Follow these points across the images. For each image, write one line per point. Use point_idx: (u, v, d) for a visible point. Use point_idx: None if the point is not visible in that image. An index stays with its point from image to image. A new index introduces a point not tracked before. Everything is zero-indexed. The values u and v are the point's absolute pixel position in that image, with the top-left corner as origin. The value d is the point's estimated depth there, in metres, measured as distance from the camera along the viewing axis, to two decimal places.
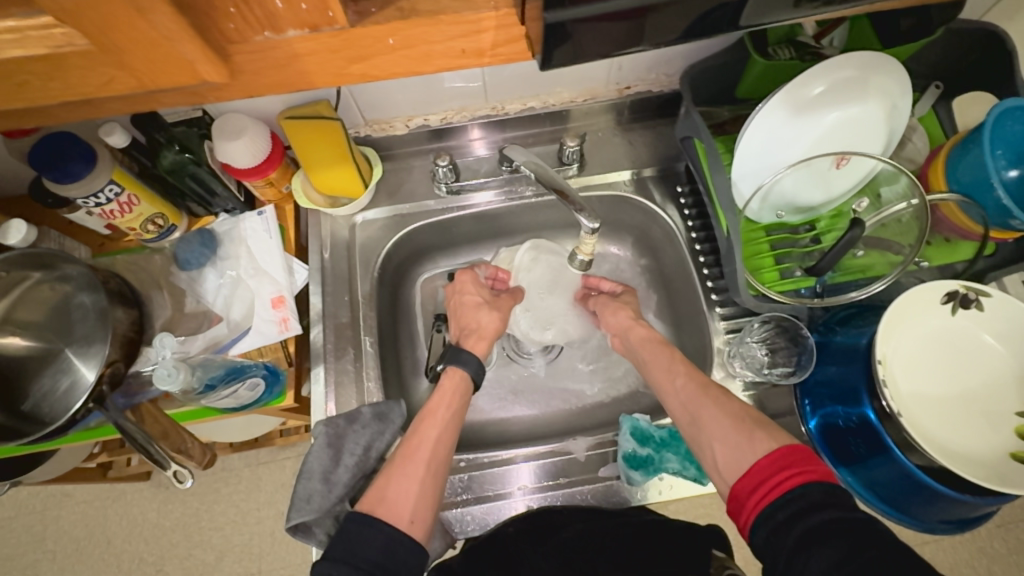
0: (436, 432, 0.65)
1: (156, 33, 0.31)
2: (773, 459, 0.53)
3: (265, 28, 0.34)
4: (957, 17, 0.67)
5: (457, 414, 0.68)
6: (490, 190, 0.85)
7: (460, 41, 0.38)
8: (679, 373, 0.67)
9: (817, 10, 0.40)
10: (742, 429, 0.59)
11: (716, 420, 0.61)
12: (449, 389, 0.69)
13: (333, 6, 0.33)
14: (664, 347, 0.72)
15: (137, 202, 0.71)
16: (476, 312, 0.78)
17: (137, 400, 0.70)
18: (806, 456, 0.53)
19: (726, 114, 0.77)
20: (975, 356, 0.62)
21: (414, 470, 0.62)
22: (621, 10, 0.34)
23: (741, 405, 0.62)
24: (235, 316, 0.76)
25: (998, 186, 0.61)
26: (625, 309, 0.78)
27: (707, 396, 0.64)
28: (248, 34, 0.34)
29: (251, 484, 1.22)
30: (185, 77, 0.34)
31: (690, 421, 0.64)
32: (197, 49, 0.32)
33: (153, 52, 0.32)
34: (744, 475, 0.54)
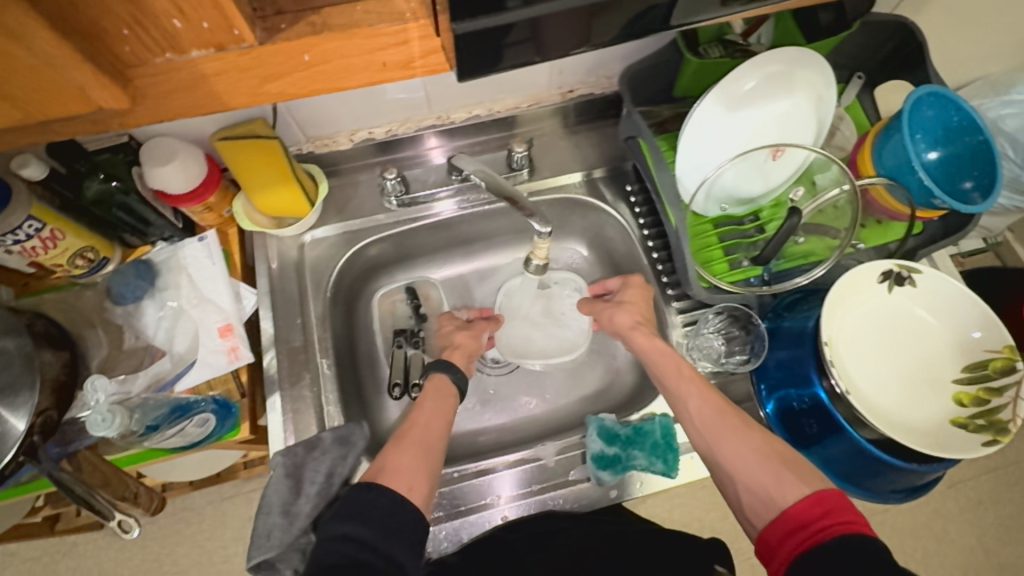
0: (424, 416, 0.67)
1: (37, 59, 0.28)
2: (810, 503, 0.50)
3: (166, 49, 0.32)
4: (872, 10, 0.70)
5: (445, 409, 0.70)
6: (453, 198, 0.84)
7: (376, 55, 0.36)
8: (693, 395, 0.65)
9: (742, 6, 0.40)
10: (767, 464, 0.57)
11: (738, 454, 0.59)
12: (432, 390, 0.71)
13: (237, 23, 0.31)
14: (669, 358, 0.69)
15: (62, 236, 0.66)
16: (449, 334, 0.80)
17: (72, 447, 0.66)
18: (847, 505, 0.49)
19: (665, 113, 0.78)
20: (912, 330, 0.66)
21: (408, 446, 0.63)
22: (544, 16, 0.34)
23: (763, 436, 0.60)
24: (178, 348, 0.73)
25: (919, 168, 0.64)
26: (626, 312, 0.75)
27: (725, 424, 0.62)
28: (146, 56, 0.32)
29: (215, 522, 1.16)
30: (79, 105, 0.32)
31: (709, 449, 0.62)
32: (89, 75, 0.30)
33: (37, 79, 0.30)
34: (777, 520, 0.51)
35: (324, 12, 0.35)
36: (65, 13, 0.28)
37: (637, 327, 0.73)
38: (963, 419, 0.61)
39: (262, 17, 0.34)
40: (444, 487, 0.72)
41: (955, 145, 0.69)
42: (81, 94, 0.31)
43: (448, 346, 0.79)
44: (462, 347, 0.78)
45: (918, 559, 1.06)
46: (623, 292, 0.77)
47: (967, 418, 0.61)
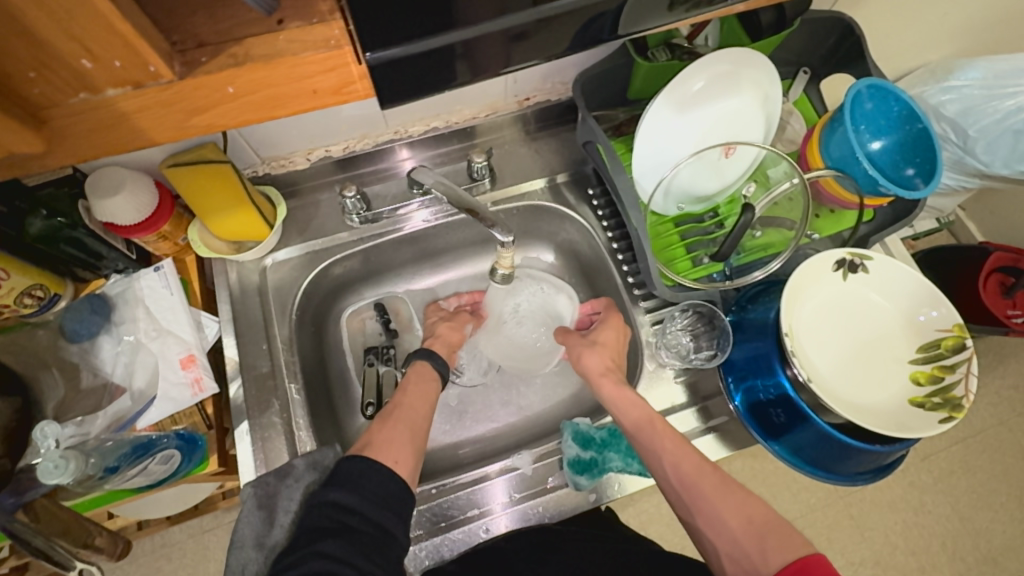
0: (411, 400, 0.66)
1: None
2: (791, 572, 0.48)
3: (79, 88, 0.31)
4: (810, 8, 0.72)
5: (429, 393, 0.68)
6: (420, 210, 0.83)
7: (306, 83, 0.35)
8: (671, 454, 0.63)
9: (689, 13, 0.41)
10: (750, 529, 0.56)
11: (719, 517, 0.58)
12: (414, 376, 0.69)
13: (153, 60, 0.30)
14: (639, 408, 0.67)
15: (6, 275, 0.63)
16: (433, 324, 0.82)
17: (28, 496, 0.61)
18: (827, 565, 0.47)
19: (621, 115, 0.80)
20: (868, 315, 0.68)
21: (397, 426, 0.62)
22: (475, 35, 0.34)
23: (744, 496, 0.59)
24: (138, 384, 0.71)
25: (863, 158, 0.66)
26: (594, 354, 0.73)
27: (704, 482, 0.60)
28: (59, 97, 0.31)
29: (196, 557, 1.12)
30: None
31: (688, 510, 0.61)
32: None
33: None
34: None
35: (247, 42, 0.34)
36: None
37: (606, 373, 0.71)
38: (920, 398, 0.63)
39: (182, 50, 0.33)
40: (422, 505, 0.72)
41: (897, 132, 0.71)
42: None
43: (430, 336, 0.80)
44: (443, 339, 0.80)
45: (898, 533, 1.09)
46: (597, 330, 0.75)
47: (924, 396, 0.63)
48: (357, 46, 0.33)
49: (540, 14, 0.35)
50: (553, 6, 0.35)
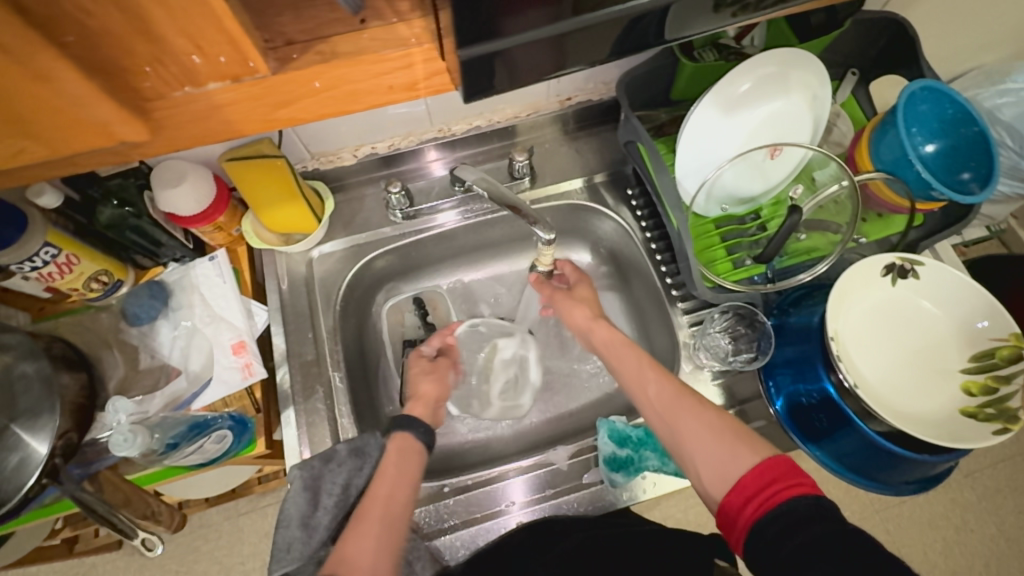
0: (385, 490, 0.62)
1: (64, 99, 0.30)
2: (759, 473, 0.52)
3: (184, 82, 0.33)
4: (863, 7, 0.71)
5: (410, 472, 0.65)
6: (455, 209, 0.85)
7: (384, 78, 0.37)
8: (651, 381, 0.65)
9: (737, 16, 0.41)
10: (723, 437, 0.57)
11: (695, 432, 0.59)
12: (395, 452, 0.66)
13: (251, 56, 0.32)
14: (629, 349, 0.70)
15: (77, 261, 0.68)
16: (415, 381, 0.75)
17: (93, 468, 0.67)
18: (792, 467, 0.52)
19: (662, 116, 0.79)
20: (917, 322, 0.66)
21: (368, 527, 0.58)
22: (543, 37, 0.36)
23: (717, 412, 0.60)
24: (194, 367, 0.74)
25: (916, 161, 0.65)
26: (584, 306, 0.77)
27: (682, 404, 0.62)
28: (166, 90, 0.33)
29: (232, 537, 1.16)
30: (102, 139, 0.33)
31: (669, 433, 0.62)
32: (112, 110, 0.31)
33: (63, 116, 0.31)
34: (732, 489, 0.53)
35: (331, 40, 0.36)
36: (89, 54, 0.29)
37: (598, 320, 0.75)
38: (972, 408, 0.61)
39: (273, 47, 0.35)
40: (431, 504, 0.72)
41: (952, 136, 0.69)
42: (104, 129, 0.33)
43: (411, 397, 0.74)
44: (425, 399, 0.73)
45: (938, 550, 1.06)
46: (578, 288, 0.80)
47: (976, 407, 0.61)
48: (437, 45, 0.35)
49: (597, 20, 0.36)
50: (606, 13, 0.36)
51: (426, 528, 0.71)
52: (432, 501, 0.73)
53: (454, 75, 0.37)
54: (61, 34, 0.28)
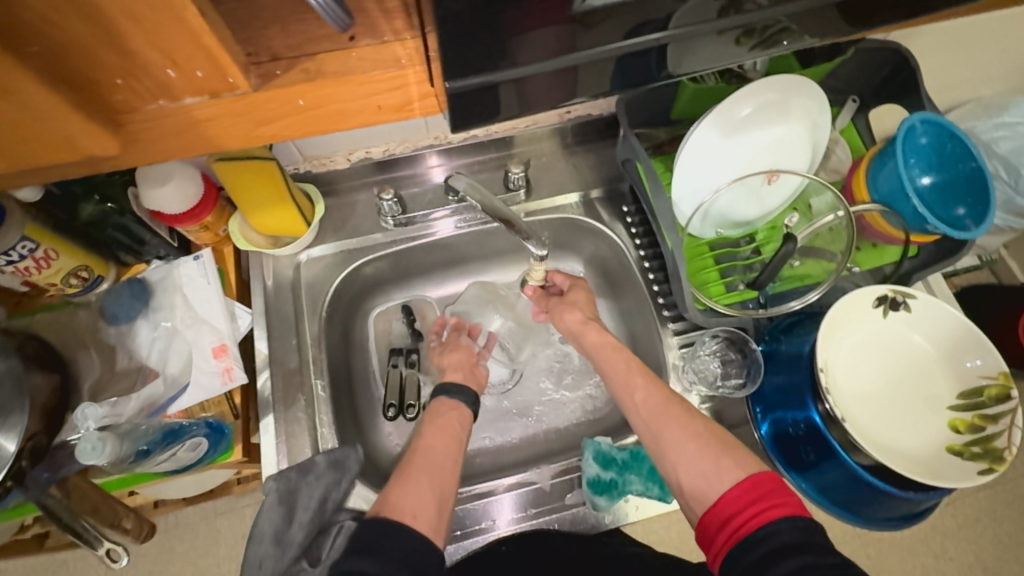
0: (441, 442, 0.65)
1: (29, 111, 0.29)
2: (744, 490, 0.51)
3: (158, 96, 0.32)
4: (866, 37, 0.71)
5: (450, 425, 0.68)
6: (451, 217, 0.84)
7: (373, 99, 0.36)
8: (637, 387, 0.65)
9: (738, 41, 0.40)
10: (709, 450, 0.57)
11: (679, 442, 0.59)
12: (444, 407, 0.70)
13: (231, 72, 0.31)
14: (616, 353, 0.70)
15: (56, 256, 0.66)
16: (440, 357, 0.79)
17: (62, 473, 0.63)
18: (778, 485, 0.50)
19: (661, 135, 0.79)
20: (907, 356, 0.66)
21: (422, 481, 0.59)
22: (540, 69, 0.35)
23: (705, 421, 0.60)
24: (171, 370, 0.72)
25: (913, 194, 0.65)
26: (576, 310, 0.75)
27: (669, 412, 0.62)
28: (138, 103, 0.32)
29: (207, 538, 1.14)
30: (71, 153, 0.32)
31: (654, 440, 0.62)
32: (81, 124, 0.30)
33: (25, 129, 0.30)
34: (713, 507, 0.52)
35: (318, 57, 0.35)
36: (59, 65, 0.28)
37: (589, 323, 0.74)
38: (959, 446, 0.61)
39: (257, 62, 0.34)
40: None
41: (949, 170, 0.69)
42: (73, 143, 0.31)
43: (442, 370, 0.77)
44: (457, 366, 0.76)
45: None
46: (571, 291, 0.79)
47: (962, 445, 0.61)
48: (426, 69, 0.34)
49: (593, 54, 0.36)
50: (609, 49, 0.36)
51: None
52: None
53: (439, 99, 0.35)
54: (26, 45, 0.27)
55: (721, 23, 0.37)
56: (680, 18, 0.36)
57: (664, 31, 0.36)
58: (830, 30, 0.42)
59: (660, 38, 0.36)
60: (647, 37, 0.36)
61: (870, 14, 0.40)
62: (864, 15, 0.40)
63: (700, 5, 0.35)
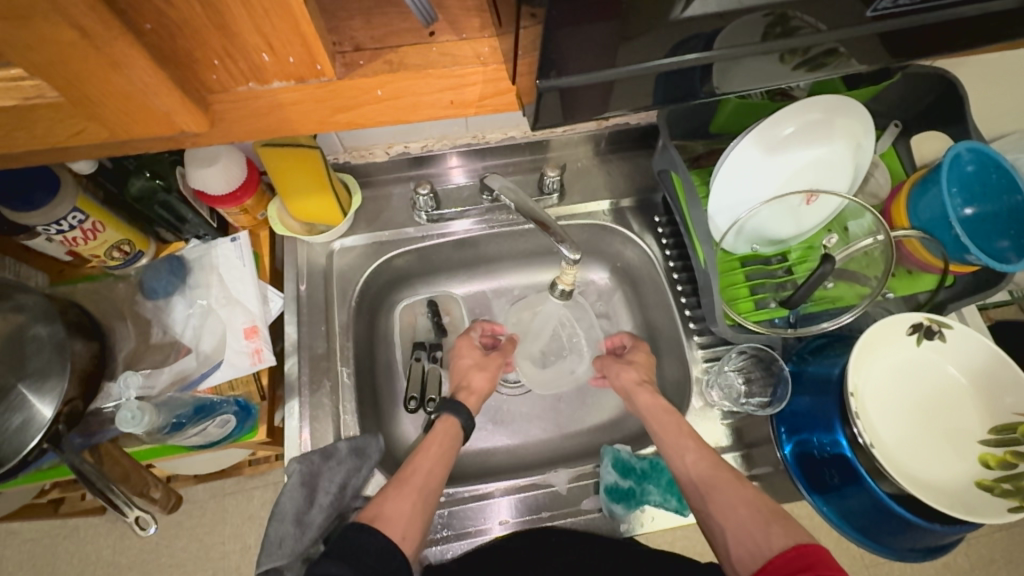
0: (428, 463, 0.66)
1: (134, 86, 0.31)
2: (790, 558, 0.52)
3: (249, 78, 0.33)
4: (913, 62, 0.70)
5: (450, 453, 0.68)
6: (465, 219, 0.84)
7: (448, 93, 0.38)
8: (689, 449, 0.67)
9: (782, 59, 0.40)
10: (758, 518, 0.58)
11: (728, 504, 0.61)
12: (441, 433, 0.70)
13: (321, 59, 0.33)
14: (670, 416, 0.71)
15: (102, 229, 0.67)
16: (467, 372, 0.79)
17: (95, 438, 0.67)
18: (827, 558, 0.50)
19: (700, 148, 0.78)
20: (939, 386, 0.65)
21: (408, 491, 0.63)
22: (600, 81, 0.36)
23: (756, 490, 0.62)
24: (205, 347, 0.74)
25: (955, 224, 0.64)
26: (632, 370, 0.77)
27: (718, 475, 0.63)
28: (230, 84, 0.34)
29: (216, 516, 1.16)
30: (162, 127, 0.34)
31: (700, 499, 0.63)
32: (177, 101, 0.32)
33: (130, 104, 0.32)
34: (761, 569, 0.53)
35: (399, 50, 0.37)
36: (165, 43, 0.30)
37: (643, 385, 0.75)
38: (989, 481, 0.60)
39: (341, 51, 0.36)
40: None
41: (992, 203, 0.68)
42: (166, 118, 0.33)
43: (464, 387, 0.77)
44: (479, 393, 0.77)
45: None
46: (631, 351, 0.81)
47: (992, 480, 0.60)
48: (506, 66, 0.36)
49: (637, 72, 0.36)
50: (650, 66, 0.36)
51: None
52: None
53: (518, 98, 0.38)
54: (140, 22, 0.29)
55: (764, 45, 0.38)
56: (723, 39, 0.36)
57: (703, 52, 0.36)
58: (884, 62, 0.43)
59: (697, 59, 0.37)
60: (687, 56, 0.36)
61: (924, 46, 0.41)
62: (916, 47, 0.41)
63: (745, 27, 0.36)
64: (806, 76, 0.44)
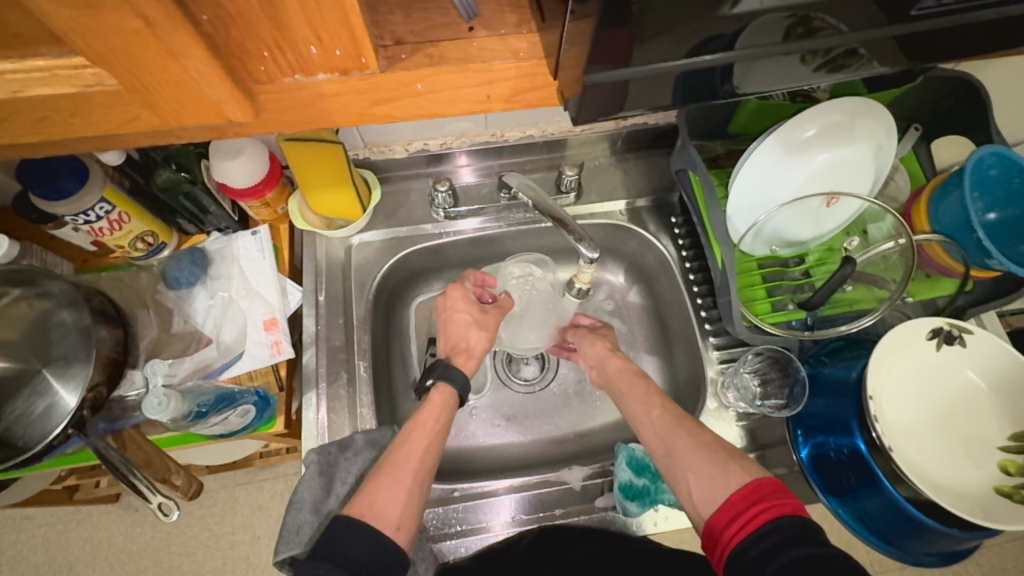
0: (425, 442, 0.66)
1: (188, 75, 0.31)
2: (744, 494, 0.54)
3: (296, 70, 0.34)
4: (937, 65, 0.69)
5: (444, 422, 0.70)
6: (475, 219, 0.84)
7: (484, 88, 0.38)
8: (655, 405, 0.68)
9: (809, 60, 0.40)
10: (716, 461, 0.60)
11: (691, 451, 0.62)
12: (438, 404, 0.70)
13: (365, 52, 0.34)
14: (640, 379, 0.73)
15: (128, 219, 0.69)
16: (463, 333, 0.78)
17: (119, 424, 0.69)
18: (777, 489, 0.54)
19: (719, 149, 0.78)
20: (958, 391, 0.65)
21: (402, 477, 0.62)
22: (628, 79, 0.36)
23: (715, 436, 0.63)
24: (225, 338, 0.75)
25: (977, 228, 0.64)
26: (604, 340, 0.80)
27: (682, 427, 0.65)
28: (277, 76, 0.34)
29: (226, 506, 1.17)
30: (211, 116, 0.35)
31: (664, 452, 0.64)
32: (226, 91, 0.33)
33: (182, 92, 0.33)
34: (718, 510, 0.55)
35: (438, 45, 0.38)
36: (219, 35, 0.31)
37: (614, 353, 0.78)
38: (1008, 488, 0.60)
39: (383, 45, 0.37)
40: (439, 506, 0.73)
41: (1016, 207, 0.67)
42: (215, 107, 0.34)
43: (462, 350, 0.77)
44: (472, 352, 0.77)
45: None
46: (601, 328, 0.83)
47: (1011, 487, 0.60)
48: (546, 61, 0.37)
49: (663, 70, 0.36)
50: (675, 64, 0.36)
51: (432, 530, 0.71)
52: (441, 504, 0.73)
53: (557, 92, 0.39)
54: (197, 13, 0.29)
55: (786, 46, 0.38)
56: (746, 39, 0.36)
57: (722, 52, 0.37)
58: (915, 62, 0.43)
59: (716, 59, 0.37)
60: (701, 58, 0.36)
61: (957, 48, 0.41)
62: (946, 48, 0.41)
63: (774, 25, 0.36)
64: (831, 77, 0.45)
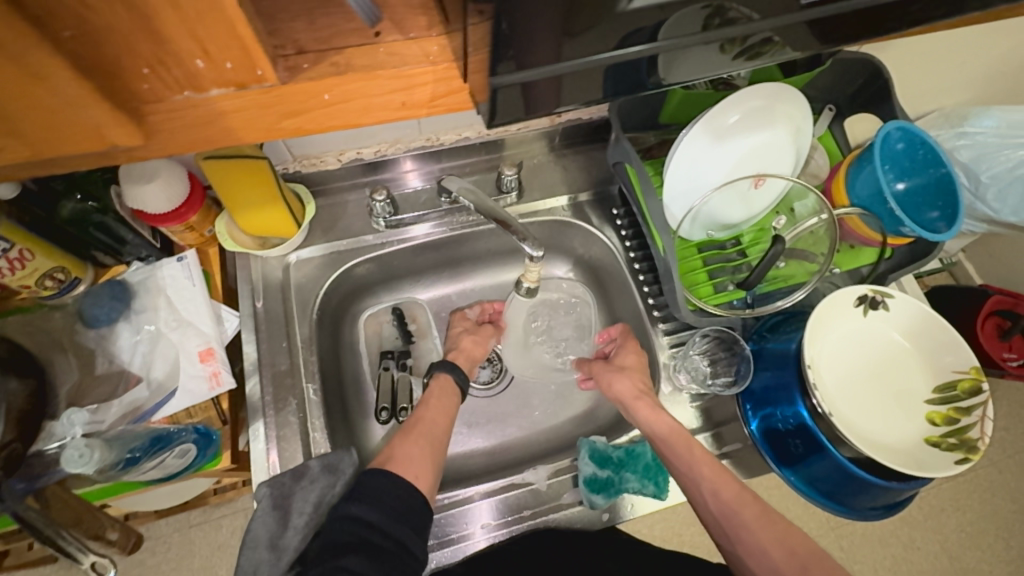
0: (434, 416, 0.69)
1: (57, 99, 0.29)
2: None
3: (186, 86, 0.32)
4: (842, 48, 0.73)
5: (450, 407, 0.71)
6: (426, 223, 0.83)
7: (399, 94, 0.37)
8: (706, 479, 0.66)
9: (725, 48, 0.41)
10: (790, 560, 0.60)
11: (759, 545, 0.62)
12: (437, 391, 0.72)
13: (261, 64, 0.32)
14: (681, 437, 0.69)
15: (31, 257, 0.63)
16: (457, 336, 0.81)
17: (40, 482, 0.61)
18: None
19: (651, 139, 0.80)
20: (886, 353, 0.69)
21: (417, 440, 0.65)
22: (548, 78, 0.36)
23: (783, 519, 0.63)
24: (156, 374, 0.70)
25: (890, 198, 0.68)
26: (626, 377, 0.74)
27: (742, 509, 0.64)
28: (165, 93, 0.33)
29: (182, 550, 1.09)
30: (91, 141, 0.33)
31: (726, 536, 0.64)
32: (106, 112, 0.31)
33: (51, 116, 0.30)
34: None
35: (345, 53, 0.36)
36: (89, 54, 0.29)
37: (640, 397, 0.73)
38: (936, 437, 0.64)
39: (284, 55, 0.35)
40: None
41: (921, 175, 0.73)
42: (95, 131, 0.32)
43: (454, 349, 0.80)
44: (465, 352, 0.79)
45: None
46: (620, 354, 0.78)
47: (939, 436, 0.64)
48: (457, 64, 0.36)
49: (590, 64, 0.36)
50: (596, 59, 0.36)
51: None
52: None
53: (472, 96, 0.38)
54: (58, 29, 0.27)
55: (702, 36, 0.38)
56: (665, 32, 0.37)
57: (646, 44, 0.37)
58: (820, 47, 0.45)
59: (640, 51, 0.37)
60: (629, 48, 0.37)
61: (853, 32, 0.43)
62: (845, 33, 0.43)
63: (686, 19, 0.36)
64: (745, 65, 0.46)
